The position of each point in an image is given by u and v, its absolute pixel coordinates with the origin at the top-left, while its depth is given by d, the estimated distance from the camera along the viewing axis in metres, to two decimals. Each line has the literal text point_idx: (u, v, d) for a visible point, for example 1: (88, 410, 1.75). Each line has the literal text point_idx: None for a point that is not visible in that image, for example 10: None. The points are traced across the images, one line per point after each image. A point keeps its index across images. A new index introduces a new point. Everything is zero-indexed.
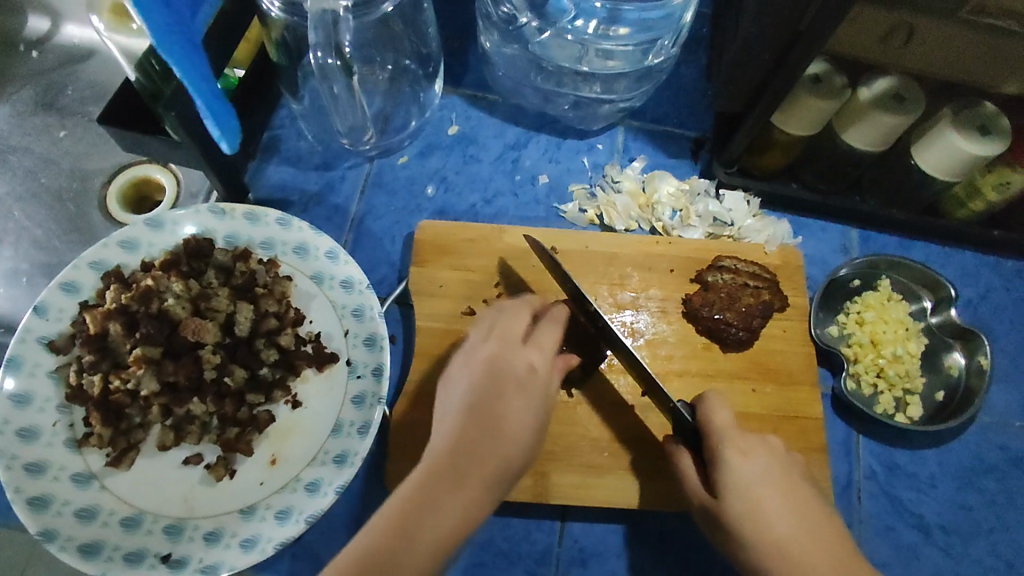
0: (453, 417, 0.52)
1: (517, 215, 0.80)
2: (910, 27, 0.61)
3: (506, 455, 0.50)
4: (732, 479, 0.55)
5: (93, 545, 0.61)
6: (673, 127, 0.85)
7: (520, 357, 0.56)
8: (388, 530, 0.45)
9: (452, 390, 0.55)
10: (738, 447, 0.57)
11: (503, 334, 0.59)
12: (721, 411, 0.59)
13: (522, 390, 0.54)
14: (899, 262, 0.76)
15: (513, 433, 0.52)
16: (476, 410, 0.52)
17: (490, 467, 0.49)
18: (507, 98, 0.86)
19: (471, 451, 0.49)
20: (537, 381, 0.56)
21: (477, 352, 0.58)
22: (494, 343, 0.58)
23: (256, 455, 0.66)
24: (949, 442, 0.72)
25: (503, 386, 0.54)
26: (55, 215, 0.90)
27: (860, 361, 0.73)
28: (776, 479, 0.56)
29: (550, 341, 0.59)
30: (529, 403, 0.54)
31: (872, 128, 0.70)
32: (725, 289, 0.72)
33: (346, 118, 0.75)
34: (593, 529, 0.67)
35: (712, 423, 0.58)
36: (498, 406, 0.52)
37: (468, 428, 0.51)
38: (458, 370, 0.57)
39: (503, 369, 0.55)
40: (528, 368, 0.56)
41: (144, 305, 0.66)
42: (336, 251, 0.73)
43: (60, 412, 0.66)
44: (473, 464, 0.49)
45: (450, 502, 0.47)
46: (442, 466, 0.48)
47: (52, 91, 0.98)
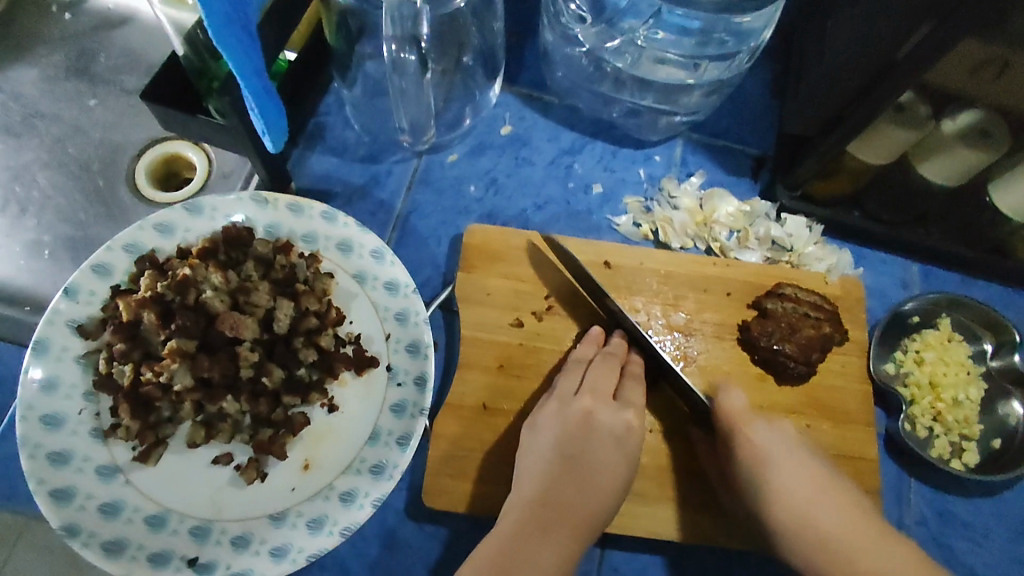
0: (549, 453, 0.57)
1: (568, 225, 0.77)
2: (1007, 60, 0.54)
3: (601, 494, 0.56)
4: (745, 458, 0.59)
5: (117, 543, 0.58)
6: (733, 142, 0.81)
7: (615, 415, 0.59)
8: (498, 554, 0.51)
9: (543, 440, 0.58)
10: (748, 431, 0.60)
11: (595, 386, 0.61)
12: (735, 396, 0.62)
13: (616, 449, 0.58)
14: (961, 301, 0.72)
15: (605, 473, 0.57)
16: (570, 466, 0.56)
17: (585, 505, 0.55)
18: (562, 100, 0.82)
19: (568, 488, 0.55)
20: (631, 438, 0.59)
21: (570, 402, 0.61)
22: (589, 396, 0.61)
23: (289, 459, 0.63)
24: (1005, 492, 0.69)
25: (598, 445, 0.58)
26: (81, 186, 0.85)
27: (916, 403, 0.70)
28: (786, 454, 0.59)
29: (639, 398, 0.62)
30: (619, 464, 0.57)
31: (949, 161, 0.67)
32: (786, 318, 0.68)
33: (412, 113, 0.73)
34: (634, 560, 0.65)
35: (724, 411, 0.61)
36: (592, 467, 0.57)
37: (563, 468, 0.56)
38: (549, 418, 0.60)
39: (597, 426, 0.59)
40: (623, 426, 0.59)
41: (180, 295, 0.63)
42: (381, 250, 0.69)
43: (86, 400, 0.63)
44: (562, 519, 0.53)
45: (551, 533, 0.53)
46: (542, 498, 0.54)
47: (84, 57, 0.93)
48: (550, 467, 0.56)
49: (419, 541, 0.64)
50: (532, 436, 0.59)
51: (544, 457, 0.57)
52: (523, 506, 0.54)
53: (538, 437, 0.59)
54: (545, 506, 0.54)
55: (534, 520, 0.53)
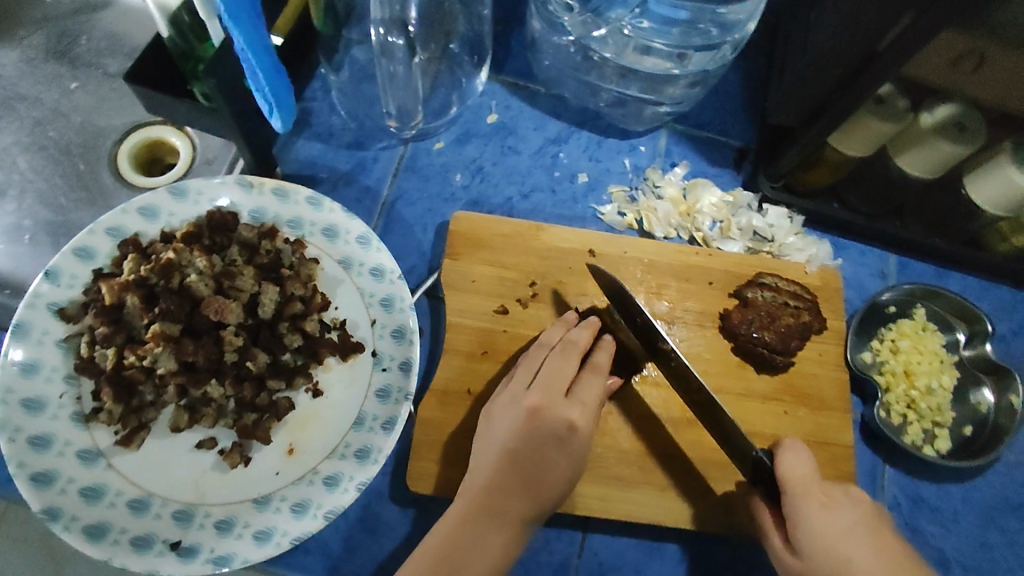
0: (495, 450, 0.57)
1: (553, 213, 0.78)
2: (983, 54, 0.55)
3: (543, 491, 0.56)
4: (818, 538, 0.54)
5: (99, 527, 0.58)
6: (717, 133, 0.82)
7: (561, 413, 0.58)
8: (442, 545, 0.53)
9: (495, 435, 0.58)
10: (821, 502, 0.56)
11: (548, 381, 0.60)
12: (799, 462, 0.58)
13: (559, 449, 0.57)
14: (936, 293, 0.74)
15: (550, 472, 0.56)
16: (515, 464, 0.56)
17: (528, 500, 0.55)
18: (549, 89, 0.83)
19: (512, 486, 0.55)
20: (577, 438, 0.58)
21: (521, 398, 0.60)
22: (539, 393, 0.59)
23: (273, 443, 0.63)
24: (975, 478, 0.71)
25: (542, 445, 0.57)
26: (62, 170, 0.84)
27: (891, 391, 0.72)
28: (863, 535, 0.55)
29: (592, 395, 0.60)
30: (564, 463, 0.57)
31: (927, 154, 0.68)
32: (766, 307, 0.70)
33: (399, 98, 0.73)
34: (615, 543, 0.66)
35: (788, 477, 0.57)
36: (537, 467, 0.56)
37: (507, 466, 0.56)
38: (501, 412, 0.60)
39: (543, 423, 0.57)
40: (567, 425, 0.57)
41: (164, 279, 0.63)
42: (367, 236, 0.70)
43: (67, 384, 0.62)
44: (506, 512, 0.55)
45: (492, 527, 0.54)
46: (486, 494, 0.55)
47: (66, 39, 0.92)
48: (496, 464, 0.56)
49: (403, 525, 0.65)
50: (488, 429, 0.59)
51: (493, 452, 0.57)
52: (469, 496, 0.55)
53: (492, 432, 0.59)
54: (488, 498, 0.55)
55: (478, 513, 0.54)
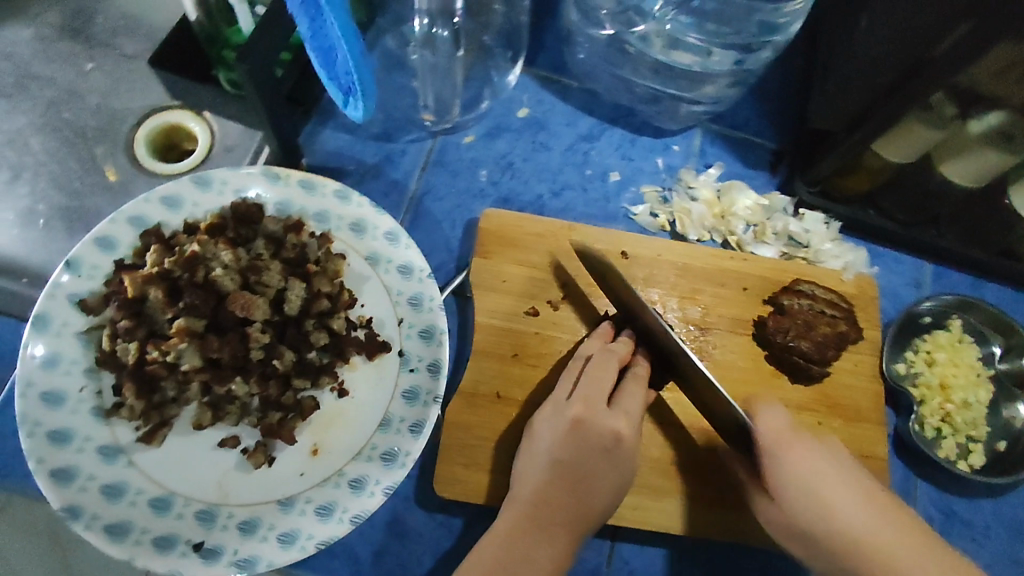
0: (542, 463, 0.58)
1: (584, 212, 0.76)
2: None
3: (592, 502, 0.56)
4: (794, 485, 0.54)
5: (120, 526, 0.57)
6: (752, 134, 0.80)
7: (606, 423, 0.58)
8: (494, 560, 0.54)
9: (540, 447, 0.58)
10: (797, 455, 0.55)
11: (589, 391, 0.60)
12: (774, 417, 0.57)
13: (607, 460, 0.57)
14: (974, 304, 0.72)
15: (601, 485, 0.57)
16: (564, 478, 0.57)
17: (578, 513, 0.56)
18: (581, 83, 0.80)
19: (560, 498, 0.56)
20: (623, 449, 0.58)
21: (562, 409, 0.59)
22: (580, 402, 0.59)
23: (298, 444, 0.62)
24: (1007, 494, 0.70)
25: (589, 457, 0.57)
26: (77, 154, 0.82)
27: (926, 404, 0.70)
28: (839, 482, 0.54)
29: (635, 405, 0.59)
30: (613, 475, 0.57)
31: (972, 162, 0.66)
32: (803, 315, 0.68)
33: (437, 88, 0.77)
34: (643, 552, 0.65)
35: (766, 434, 0.56)
36: (586, 480, 0.57)
37: (555, 480, 0.57)
38: (545, 424, 0.60)
39: (589, 435, 0.57)
40: (613, 435, 0.58)
41: (188, 273, 0.61)
42: (396, 232, 0.68)
43: (87, 377, 0.61)
44: (557, 525, 0.56)
45: (544, 539, 0.55)
46: (535, 507, 0.56)
47: (82, 17, 0.89)
48: (544, 476, 0.57)
49: (428, 529, 0.64)
50: (532, 440, 0.59)
51: (539, 465, 0.58)
52: (518, 510, 0.56)
53: (537, 444, 0.59)
54: (539, 511, 0.56)
55: (528, 527, 0.55)
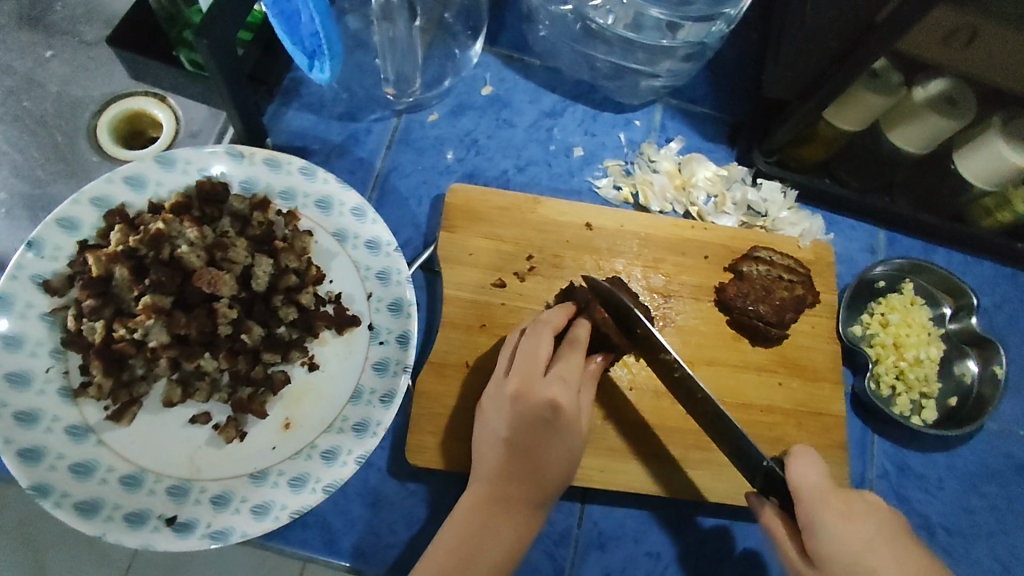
0: (491, 442, 0.59)
1: (549, 186, 0.77)
2: (975, 28, 0.55)
3: (545, 473, 0.57)
4: (840, 549, 0.53)
5: (90, 503, 0.57)
6: (710, 109, 0.82)
7: (541, 394, 0.58)
8: (457, 540, 0.55)
9: (489, 427, 0.59)
10: (838, 512, 0.54)
11: (524, 365, 0.60)
12: (812, 469, 0.57)
13: (550, 431, 0.58)
14: (924, 267, 0.76)
15: (550, 456, 0.57)
16: (514, 455, 0.58)
17: (532, 484, 0.57)
18: (543, 61, 0.82)
19: (512, 473, 0.57)
20: (564, 417, 0.58)
21: (502, 386, 0.60)
22: (517, 378, 0.60)
23: (269, 418, 0.62)
24: (958, 446, 0.73)
25: (532, 430, 0.58)
26: (38, 142, 0.81)
27: (881, 362, 0.73)
28: (881, 543, 0.54)
29: (572, 370, 0.59)
30: (560, 446, 0.58)
31: (920, 129, 0.69)
32: (761, 280, 0.70)
33: (397, 63, 0.78)
34: (612, 513, 0.67)
35: (804, 488, 0.56)
36: (536, 454, 0.57)
37: (504, 456, 0.58)
38: (489, 404, 0.60)
39: (528, 408, 0.58)
40: (550, 405, 0.57)
41: (154, 251, 0.61)
42: (363, 208, 0.68)
43: (53, 358, 0.60)
44: (514, 497, 0.57)
45: (504, 515, 0.56)
46: (492, 485, 0.57)
47: (38, 5, 0.87)
48: (496, 456, 0.58)
49: (401, 499, 0.65)
50: (482, 420, 0.60)
51: (491, 445, 0.59)
52: (476, 487, 0.58)
53: (486, 424, 0.60)
54: (495, 488, 0.57)
55: (488, 504, 0.57)
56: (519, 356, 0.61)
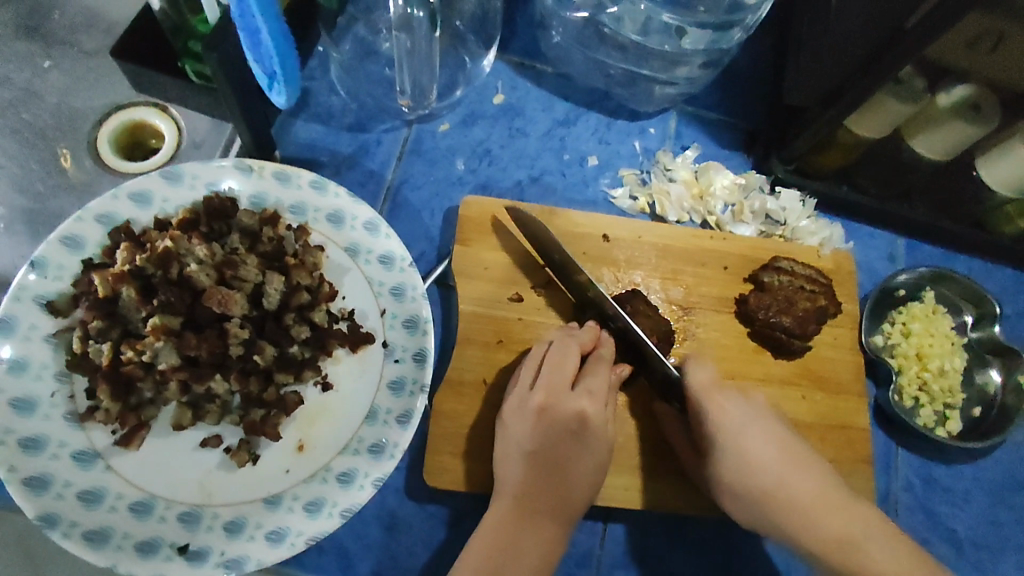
0: (517, 457, 0.57)
1: (564, 196, 0.76)
2: (1002, 32, 0.54)
3: (575, 487, 0.57)
4: (718, 436, 0.59)
5: (100, 532, 0.55)
6: (725, 115, 0.80)
7: (569, 406, 0.58)
8: (484, 558, 0.53)
9: (513, 440, 0.58)
10: (719, 405, 0.59)
11: (550, 379, 0.59)
12: (701, 369, 0.60)
13: (578, 444, 0.57)
14: (947, 276, 0.74)
15: (580, 469, 0.57)
16: (541, 469, 0.57)
17: (560, 498, 0.56)
18: (556, 68, 0.80)
19: (540, 487, 0.56)
20: (592, 429, 0.58)
21: (526, 399, 0.59)
22: (543, 390, 0.59)
23: (283, 440, 0.61)
24: (984, 457, 0.72)
25: (561, 443, 0.57)
26: (38, 155, 0.79)
27: (904, 373, 0.71)
28: (756, 429, 0.59)
29: (599, 383, 0.59)
30: (589, 458, 0.57)
31: (940, 136, 0.68)
32: (784, 291, 0.68)
33: (414, 72, 0.71)
34: (635, 532, 0.65)
35: (694, 388, 0.59)
36: (563, 468, 0.57)
37: (533, 470, 0.57)
38: (513, 417, 0.59)
39: (555, 420, 0.58)
40: (578, 417, 0.58)
41: (162, 270, 0.59)
42: (375, 222, 0.67)
43: (58, 382, 0.58)
44: (542, 513, 0.56)
45: (531, 532, 0.55)
46: (520, 500, 0.56)
47: (36, 14, 0.85)
48: (522, 470, 0.57)
49: (419, 521, 0.63)
50: (504, 433, 0.59)
51: (516, 460, 0.57)
52: (502, 503, 0.56)
53: (509, 438, 0.58)
54: (522, 504, 0.56)
55: (516, 520, 0.55)
56: (543, 369, 0.60)
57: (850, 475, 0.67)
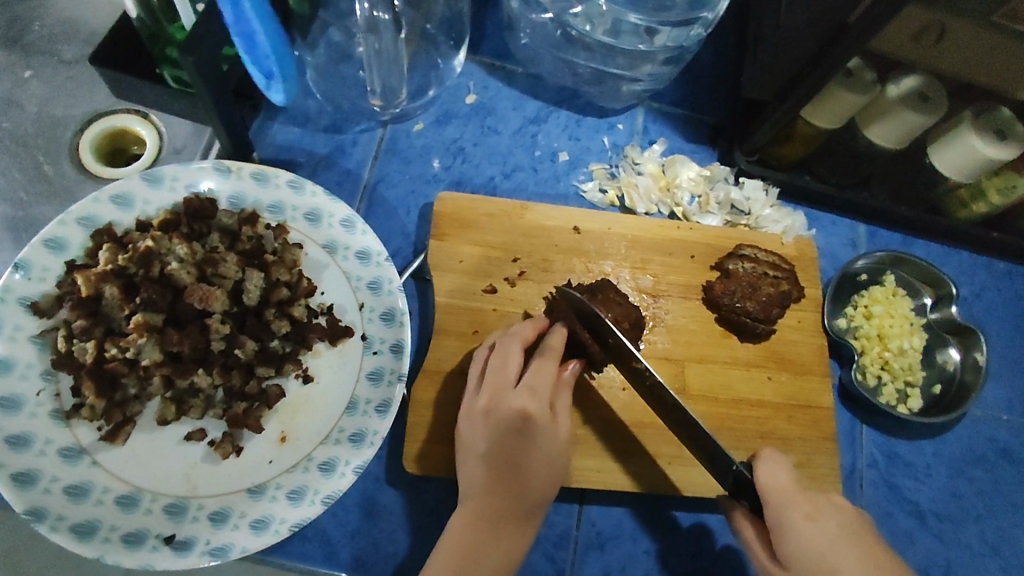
0: (471, 460, 0.59)
1: (536, 191, 0.78)
2: (944, 24, 0.57)
3: (531, 484, 0.58)
4: (806, 549, 0.55)
5: (87, 525, 0.56)
6: (690, 110, 0.83)
7: (511, 405, 0.58)
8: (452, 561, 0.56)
9: (467, 444, 0.59)
10: (804, 511, 0.56)
11: (494, 381, 0.61)
12: (777, 472, 0.59)
13: (525, 442, 0.58)
14: (905, 259, 0.77)
15: (532, 467, 0.58)
16: (495, 470, 0.58)
17: (517, 497, 0.58)
18: (526, 68, 0.83)
19: (497, 490, 0.58)
20: (535, 427, 0.58)
21: (473, 403, 0.61)
22: (487, 393, 0.60)
23: (265, 432, 0.62)
24: (943, 433, 0.75)
25: (508, 443, 0.58)
26: (19, 163, 0.80)
27: (866, 353, 0.75)
28: (847, 541, 0.56)
29: (541, 379, 0.59)
30: (540, 457, 0.58)
31: (894, 126, 0.70)
32: (747, 278, 0.71)
33: (383, 76, 0.75)
34: (610, 513, 0.68)
35: (772, 489, 0.58)
36: (515, 466, 0.57)
37: (486, 472, 0.58)
38: (466, 422, 0.60)
39: (500, 420, 0.58)
40: (521, 415, 0.58)
41: (144, 268, 0.61)
42: (352, 219, 0.69)
43: (44, 380, 0.60)
44: (503, 512, 0.57)
45: (496, 532, 0.57)
46: (480, 504, 0.58)
47: (15, 26, 0.86)
48: (478, 472, 0.58)
49: (400, 508, 0.65)
50: (461, 437, 0.60)
51: (472, 463, 0.59)
52: (465, 506, 0.58)
53: (464, 441, 0.60)
54: (482, 505, 0.57)
55: (478, 521, 0.57)
56: (487, 371, 0.62)
57: (814, 452, 0.69)
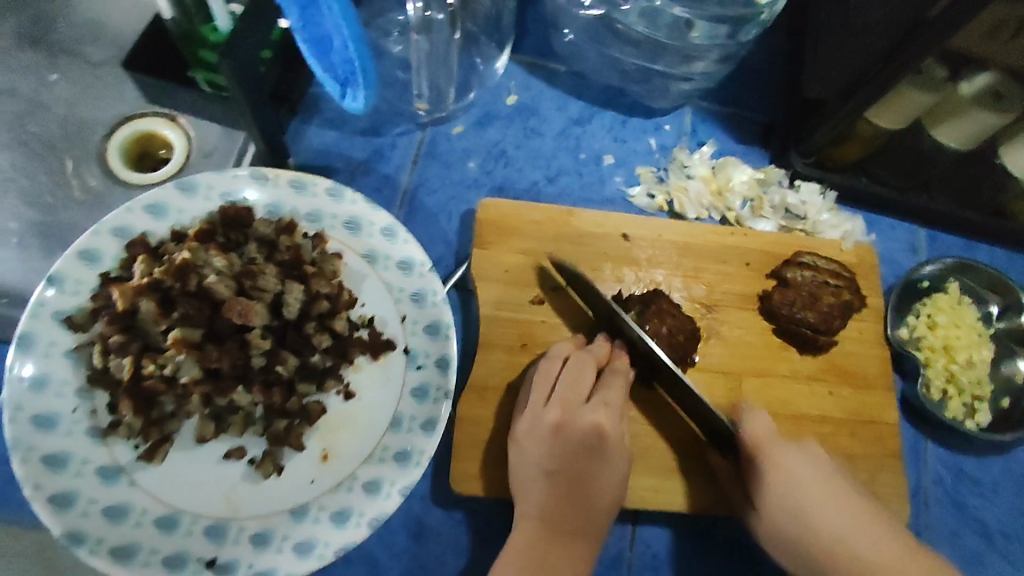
0: (537, 479, 0.56)
1: (580, 197, 0.75)
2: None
3: (597, 506, 0.55)
4: (778, 492, 0.57)
5: (126, 548, 0.54)
6: (741, 110, 0.80)
7: (585, 420, 0.56)
8: None
9: (530, 461, 0.56)
10: (773, 459, 0.57)
11: (564, 394, 0.58)
12: (758, 421, 0.59)
13: (597, 459, 0.56)
14: (972, 266, 0.73)
15: (603, 487, 0.55)
16: (563, 486, 0.55)
17: (585, 517, 0.55)
18: (570, 66, 0.79)
19: (567, 506, 0.55)
20: (608, 444, 0.56)
21: (540, 417, 0.57)
22: (558, 407, 0.57)
23: (306, 450, 0.60)
24: (1014, 449, 0.71)
25: (579, 460, 0.56)
26: (49, 167, 0.78)
27: (930, 366, 0.70)
28: (817, 484, 0.57)
29: (615, 395, 0.58)
30: (613, 478, 0.56)
31: (966, 125, 0.66)
32: (807, 287, 0.67)
33: (432, 76, 0.75)
34: (664, 534, 0.65)
35: (749, 436, 0.59)
36: (585, 483, 0.55)
37: (555, 492, 0.55)
38: (529, 438, 0.57)
39: (573, 436, 0.56)
40: (595, 431, 0.56)
41: (180, 282, 0.58)
42: (393, 228, 0.66)
43: (79, 398, 0.58)
44: (571, 534, 0.55)
45: (562, 555, 0.54)
46: (549, 524, 0.55)
47: (42, 25, 0.84)
48: (543, 490, 0.55)
49: (447, 528, 0.63)
50: (518, 453, 0.57)
51: (535, 480, 0.56)
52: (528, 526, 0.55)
53: (524, 460, 0.57)
54: (547, 525, 0.55)
55: (544, 541, 0.54)
56: (554, 384, 0.59)
57: (879, 471, 0.66)
